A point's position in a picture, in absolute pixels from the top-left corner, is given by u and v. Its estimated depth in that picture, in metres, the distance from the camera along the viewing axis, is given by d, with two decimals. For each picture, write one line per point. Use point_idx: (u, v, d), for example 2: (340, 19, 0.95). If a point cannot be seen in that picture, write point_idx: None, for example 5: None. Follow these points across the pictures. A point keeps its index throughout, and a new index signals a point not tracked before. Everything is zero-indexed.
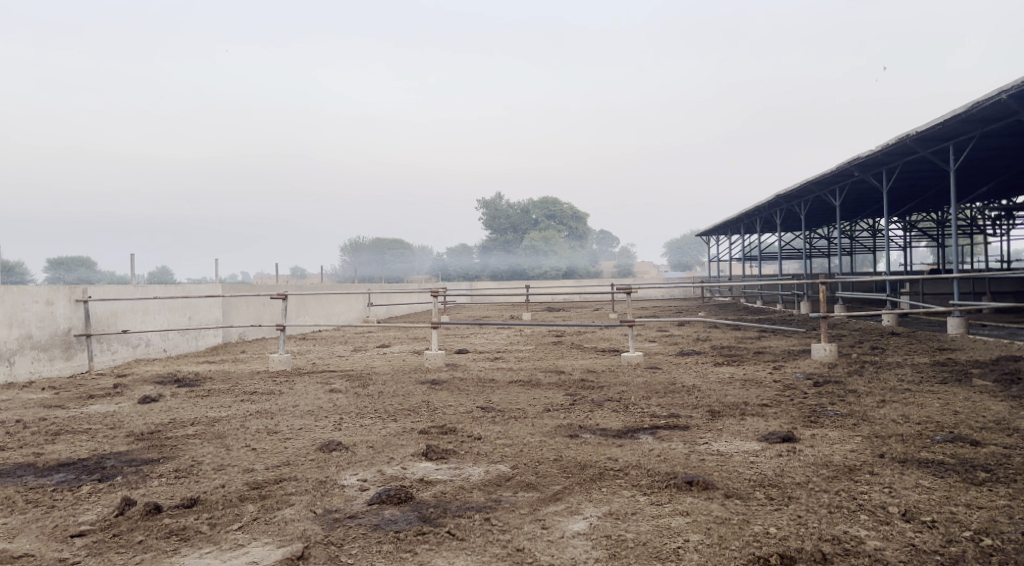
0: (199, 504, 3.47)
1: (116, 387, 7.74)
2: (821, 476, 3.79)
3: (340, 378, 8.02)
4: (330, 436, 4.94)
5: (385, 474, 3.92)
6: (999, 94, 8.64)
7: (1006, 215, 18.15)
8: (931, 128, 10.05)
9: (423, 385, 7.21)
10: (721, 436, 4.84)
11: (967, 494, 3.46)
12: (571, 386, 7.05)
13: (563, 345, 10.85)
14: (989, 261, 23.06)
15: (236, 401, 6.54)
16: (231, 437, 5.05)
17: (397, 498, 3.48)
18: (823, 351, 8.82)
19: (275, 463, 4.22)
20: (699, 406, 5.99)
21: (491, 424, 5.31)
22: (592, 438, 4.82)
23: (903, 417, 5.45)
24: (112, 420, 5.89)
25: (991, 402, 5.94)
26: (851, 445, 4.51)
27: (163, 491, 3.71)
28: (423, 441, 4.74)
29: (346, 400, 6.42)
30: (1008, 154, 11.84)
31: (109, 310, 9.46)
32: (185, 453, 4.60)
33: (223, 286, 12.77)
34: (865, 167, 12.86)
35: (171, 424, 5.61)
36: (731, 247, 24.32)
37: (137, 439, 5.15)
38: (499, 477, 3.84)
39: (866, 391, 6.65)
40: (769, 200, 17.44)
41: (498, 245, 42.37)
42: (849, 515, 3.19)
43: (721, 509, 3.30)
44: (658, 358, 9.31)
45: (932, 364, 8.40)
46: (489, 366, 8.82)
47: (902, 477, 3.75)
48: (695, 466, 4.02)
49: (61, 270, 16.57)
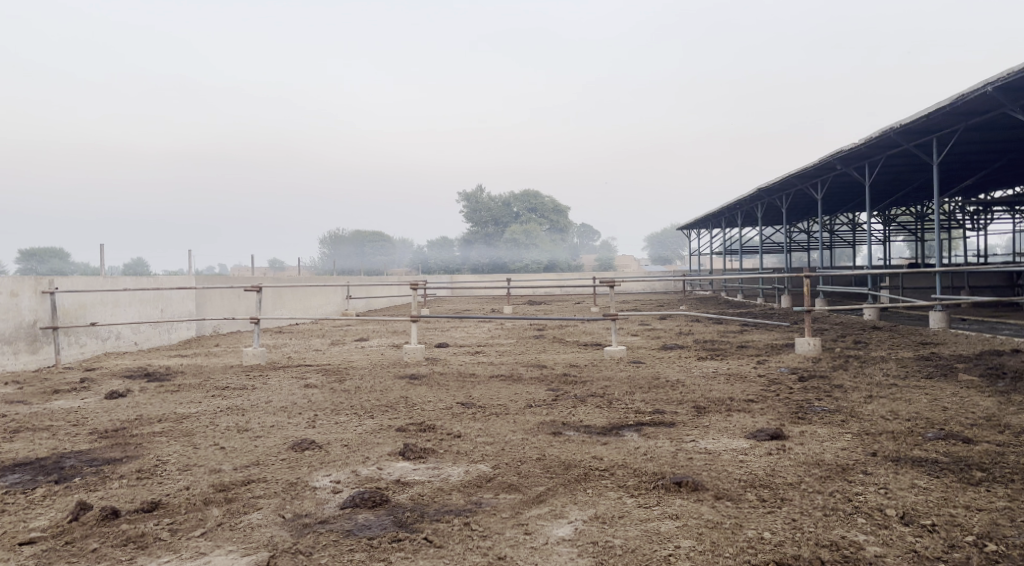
0: (160, 509, 3.26)
1: (83, 382, 7.48)
2: (814, 476, 3.66)
3: (316, 373, 7.79)
4: (303, 434, 4.74)
5: (360, 475, 3.72)
6: (985, 87, 8.55)
7: (985, 210, 18.22)
8: (915, 121, 9.96)
9: (401, 380, 7.01)
10: (708, 433, 4.70)
11: (966, 495, 3.33)
12: (553, 381, 6.89)
13: (544, 339, 10.68)
14: (967, 256, 23.24)
15: (207, 397, 6.31)
16: (199, 435, 4.83)
17: (371, 501, 3.29)
18: (807, 345, 8.73)
19: (244, 463, 4.02)
20: (684, 402, 5.86)
21: (472, 421, 5.13)
22: (575, 435, 4.66)
23: (892, 413, 5.34)
24: (76, 417, 5.64)
25: (979, 397, 5.84)
26: (842, 443, 4.38)
27: (123, 493, 3.49)
28: (400, 439, 4.55)
29: (321, 396, 6.22)
30: (989, 147, 11.82)
31: (77, 302, 9.16)
32: (150, 453, 4.38)
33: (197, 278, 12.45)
34: (847, 161, 12.79)
35: (137, 421, 5.38)
36: (712, 241, 24.29)
37: (101, 437, 4.92)
38: (480, 478, 3.67)
39: (852, 386, 6.55)
40: (751, 194, 17.34)
41: (479, 238, 42.07)
42: (846, 519, 3.06)
43: (712, 512, 3.14)
44: (640, 353, 9.17)
45: (917, 358, 8.33)
46: (469, 360, 8.63)
47: (897, 478, 3.62)
48: (683, 465, 3.87)
49: (33, 262, 16.21)
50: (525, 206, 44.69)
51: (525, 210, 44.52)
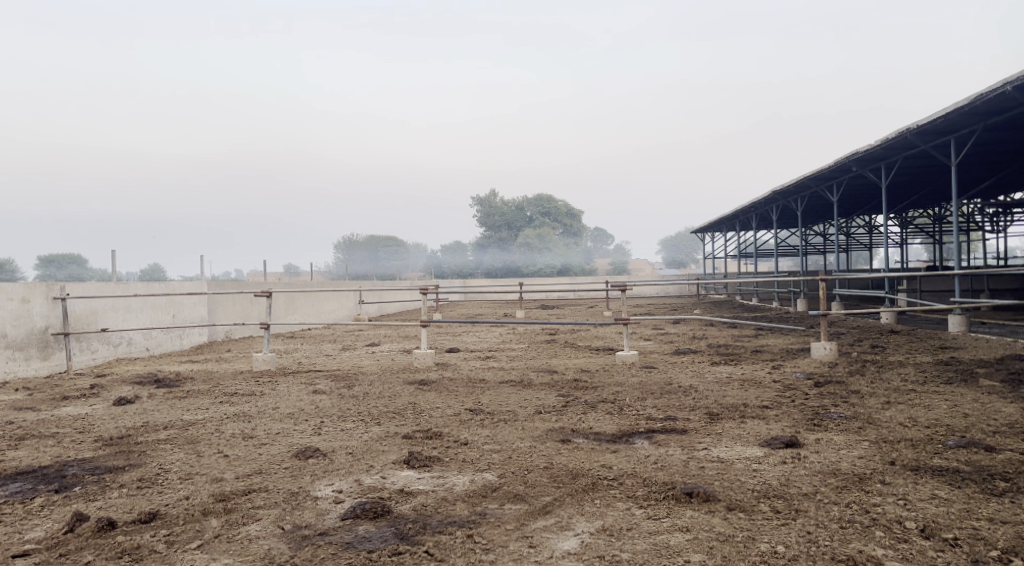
0: (158, 519, 3.20)
1: (93, 388, 7.46)
2: (830, 486, 3.54)
3: (325, 378, 7.73)
4: (308, 442, 4.67)
5: (363, 484, 3.64)
6: (1003, 87, 8.38)
7: (1004, 211, 17.92)
8: (933, 121, 9.79)
9: (410, 386, 6.94)
10: (721, 441, 4.59)
11: (989, 507, 3.21)
12: (564, 387, 6.78)
13: (556, 344, 10.59)
14: (986, 258, 22.91)
15: (215, 404, 6.26)
16: (203, 443, 4.78)
17: (372, 512, 3.21)
18: (823, 350, 8.58)
19: (247, 472, 3.95)
20: (696, 408, 5.75)
21: (480, 428, 5.04)
22: (585, 443, 4.57)
23: (911, 420, 5.20)
24: (82, 424, 5.61)
25: (1001, 404, 5.69)
26: (859, 452, 4.25)
27: (122, 503, 3.43)
28: (406, 447, 4.47)
29: (329, 402, 6.16)
30: (1008, 148, 11.61)
31: (89, 308, 9.16)
32: (153, 461, 4.33)
33: (208, 283, 12.44)
34: (862, 163, 12.61)
35: (143, 428, 5.33)
36: (727, 244, 24.09)
37: (105, 445, 4.87)
38: (485, 488, 3.58)
39: (870, 392, 6.41)
40: (765, 196, 17.16)
41: (492, 242, 42.02)
42: (864, 531, 2.95)
43: (724, 525, 3.04)
44: (653, 357, 9.05)
45: (935, 363, 8.16)
46: (479, 366, 8.54)
47: (917, 488, 3.49)
48: (694, 475, 3.76)
49: (50, 268, 16.29)
50: (538, 210, 44.57)
51: (539, 214, 44.40)
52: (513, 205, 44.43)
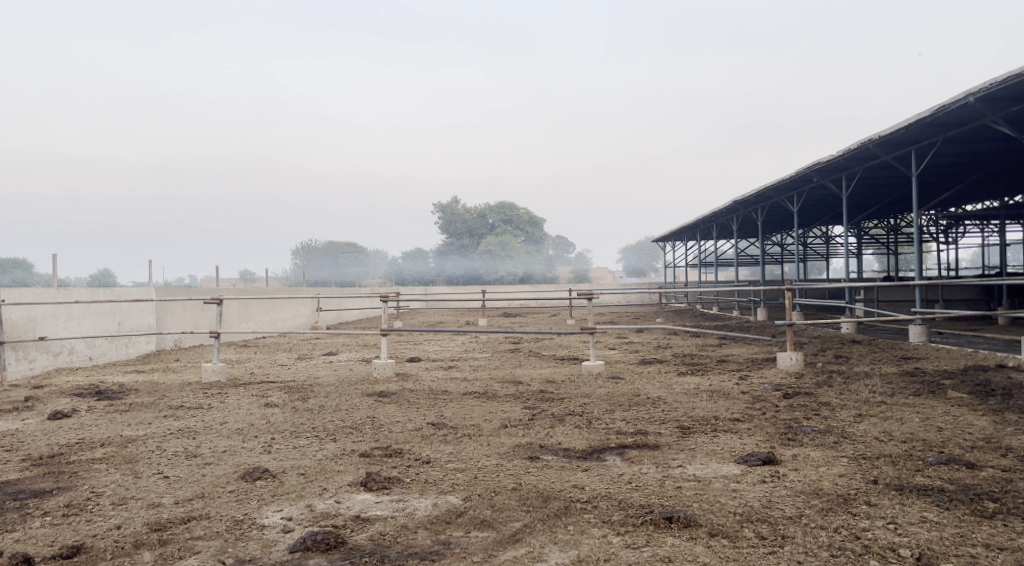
0: (82, 555, 2.87)
1: (26, 401, 6.95)
2: (814, 508, 3.35)
3: (277, 390, 7.35)
4: (256, 461, 4.33)
5: (315, 511, 3.33)
6: (966, 97, 8.37)
7: (957, 223, 18.18)
8: (895, 132, 9.79)
9: (368, 399, 6.63)
10: (695, 457, 4.38)
11: (982, 531, 3.05)
12: (530, 399, 6.52)
13: (519, 353, 10.34)
14: (939, 269, 23.26)
15: (158, 418, 5.86)
16: (143, 462, 4.42)
17: (324, 544, 2.93)
18: (790, 360, 8.46)
19: (187, 496, 3.62)
20: (666, 421, 5.54)
21: (443, 444, 4.76)
22: (554, 460, 4.32)
23: (885, 434, 5.06)
24: (11, 441, 5.17)
25: (973, 417, 5.59)
26: (839, 470, 4.08)
27: (44, 534, 3.08)
28: (363, 467, 4.17)
29: (282, 416, 5.81)
30: (965, 160, 11.74)
31: (27, 316, 8.65)
32: (84, 483, 3.96)
33: (157, 289, 11.89)
34: (824, 172, 12.63)
35: (77, 446, 4.94)
36: (688, 253, 24.15)
37: (33, 465, 4.47)
38: (449, 513, 3.31)
39: (840, 404, 6.27)
40: (726, 206, 17.19)
41: (454, 249, 41.71)
42: (856, 561, 2.79)
43: (708, 554, 2.85)
44: (619, 367, 8.86)
45: (900, 373, 8.09)
46: (442, 376, 8.23)
47: (904, 510, 3.32)
48: (672, 496, 3.53)
49: None
50: (501, 217, 44.37)
51: (500, 221, 44.08)
52: (476, 212, 44.23)
